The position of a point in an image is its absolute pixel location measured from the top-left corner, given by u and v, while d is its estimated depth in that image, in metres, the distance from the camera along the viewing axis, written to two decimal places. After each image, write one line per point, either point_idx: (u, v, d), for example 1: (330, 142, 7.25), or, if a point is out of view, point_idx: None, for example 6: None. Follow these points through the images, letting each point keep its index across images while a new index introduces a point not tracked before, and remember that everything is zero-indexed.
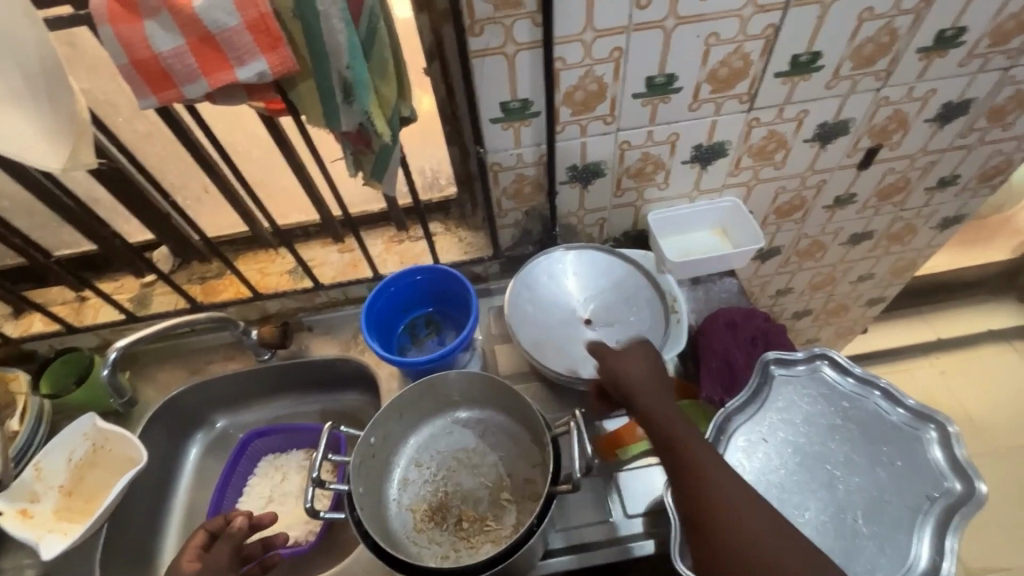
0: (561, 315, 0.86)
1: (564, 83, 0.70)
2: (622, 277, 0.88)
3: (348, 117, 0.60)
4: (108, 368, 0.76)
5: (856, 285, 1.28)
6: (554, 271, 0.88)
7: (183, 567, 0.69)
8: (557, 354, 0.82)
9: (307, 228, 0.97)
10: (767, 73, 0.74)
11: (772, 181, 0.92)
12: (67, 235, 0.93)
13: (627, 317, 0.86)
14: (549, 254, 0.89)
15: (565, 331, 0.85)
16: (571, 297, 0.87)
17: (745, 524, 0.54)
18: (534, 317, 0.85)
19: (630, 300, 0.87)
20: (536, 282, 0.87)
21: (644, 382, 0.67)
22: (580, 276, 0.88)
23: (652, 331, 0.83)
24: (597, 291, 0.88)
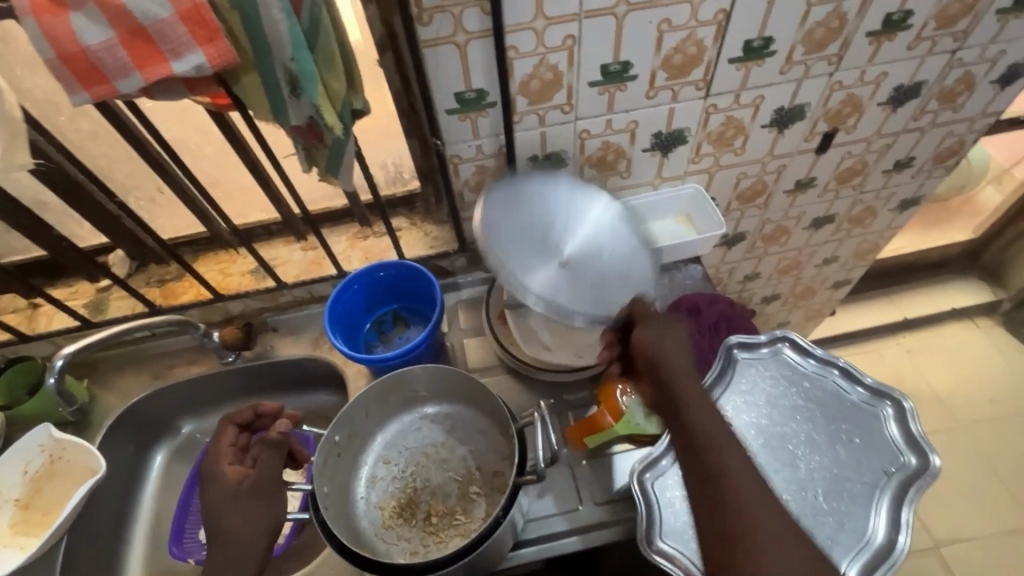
0: (535, 245, 0.73)
1: (518, 72, 0.70)
2: (600, 213, 0.78)
3: (297, 112, 0.59)
4: (53, 377, 0.75)
5: (821, 268, 1.31)
6: (524, 199, 0.76)
7: (227, 474, 0.65)
8: (539, 287, 0.69)
9: (268, 226, 0.95)
10: (721, 59, 0.74)
11: (732, 167, 0.92)
12: (15, 241, 0.90)
13: (609, 257, 0.76)
14: (518, 181, 0.76)
15: (543, 262, 0.72)
16: (544, 230, 0.75)
17: (768, 538, 0.53)
18: (505, 241, 0.70)
19: (609, 239, 0.77)
20: (503, 208, 0.74)
21: (684, 367, 0.66)
22: (553, 210, 0.76)
23: (642, 276, 0.76)
24: (575, 226, 0.76)
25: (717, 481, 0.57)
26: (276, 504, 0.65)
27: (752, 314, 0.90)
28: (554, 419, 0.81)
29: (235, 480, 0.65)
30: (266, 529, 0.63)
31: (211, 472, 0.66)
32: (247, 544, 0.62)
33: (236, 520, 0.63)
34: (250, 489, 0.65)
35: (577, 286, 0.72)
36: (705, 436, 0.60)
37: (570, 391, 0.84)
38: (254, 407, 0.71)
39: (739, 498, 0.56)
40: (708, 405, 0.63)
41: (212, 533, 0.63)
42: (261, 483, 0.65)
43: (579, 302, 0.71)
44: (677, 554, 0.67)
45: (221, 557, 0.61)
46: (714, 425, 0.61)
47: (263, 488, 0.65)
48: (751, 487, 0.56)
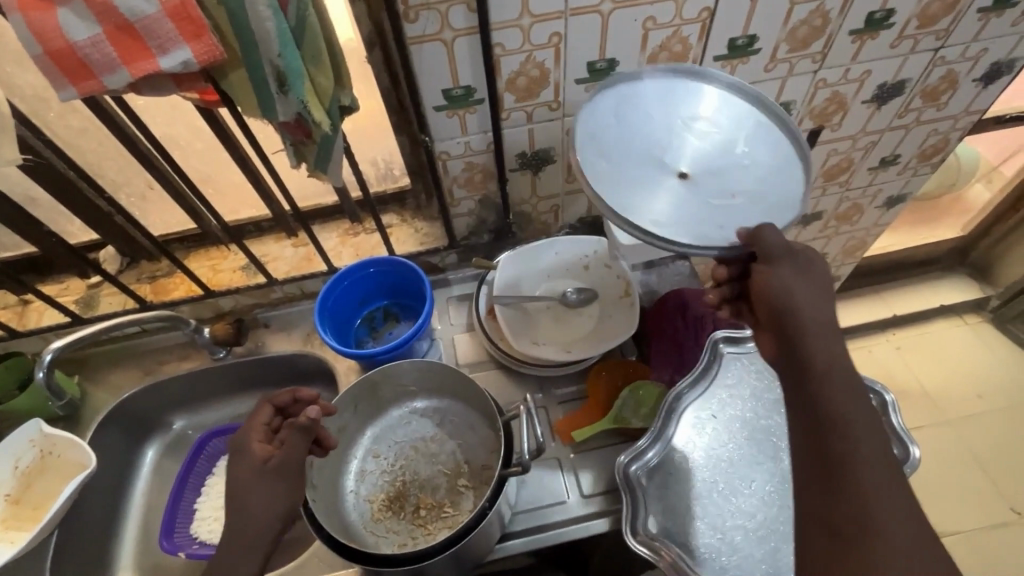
0: (649, 160, 0.64)
1: (505, 69, 0.71)
2: (723, 114, 0.68)
3: (284, 108, 0.59)
4: (42, 371, 0.75)
5: (810, 265, 1.32)
6: (633, 103, 0.67)
7: (255, 451, 0.64)
8: (653, 213, 0.60)
9: (258, 223, 0.95)
10: (706, 57, 0.75)
11: None
12: (5, 238, 0.90)
13: (738, 163, 0.65)
14: (624, 85, 0.68)
15: (657, 179, 0.63)
16: (658, 138, 0.66)
17: (888, 530, 0.49)
18: (613, 160, 0.63)
19: (736, 144, 0.67)
20: (608, 118, 0.65)
21: (818, 326, 0.58)
22: (670, 113, 0.68)
23: (775, 191, 0.63)
24: (695, 130, 0.67)
25: (838, 460, 0.53)
26: (294, 491, 0.63)
27: None
28: (542, 413, 0.82)
29: (260, 458, 0.64)
30: (280, 515, 0.62)
31: (240, 445, 0.65)
32: (261, 525, 0.61)
33: (254, 500, 0.62)
34: (272, 471, 0.63)
35: (701, 204, 0.62)
36: (831, 409, 0.55)
37: (559, 385, 0.85)
38: (293, 391, 0.69)
39: (858, 484, 0.51)
40: (843, 373, 0.56)
41: (231, 508, 0.62)
42: (284, 467, 0.63)
43: (684, 210, 0.61)
44: (662, 543, 0.68)
45: (236, 535, 0.61)
46: (846, 400, 0.55)
47: (284, 472, 0.63)
48: (877, 476, 0.51)
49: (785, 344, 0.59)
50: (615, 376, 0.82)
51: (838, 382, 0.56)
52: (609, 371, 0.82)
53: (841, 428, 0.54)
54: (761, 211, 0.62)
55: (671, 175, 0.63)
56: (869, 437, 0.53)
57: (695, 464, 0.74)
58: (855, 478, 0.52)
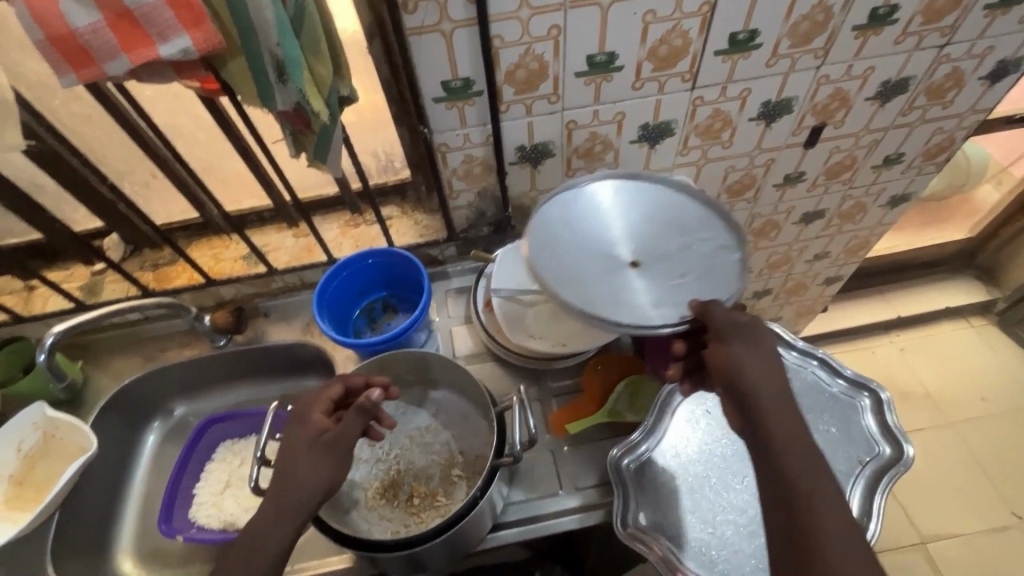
0: (602, 255, 0.69)
1: (504, 62, 0.71)
2: (661, 207, 0.74)
3: (283, 97, 0.59)
4: (43, 354, 0.76)
5: (812, 264, 1.31)
6: (585, 206, 0.73)
7: (314, 421, 0.64)
8: (608, 305, 0.65)
9: (260, 213, 0.96)
10: (707, 51, 0.75)
11: (721, 160, 0.93)
12: (12, 224, 0.91)
13: (682, 247, 0.71)
14: (573, 191, 0.74)
15: (610, 273, 0.68)
16: (604, 236, 0.71)
17: None
18: (568, 260, 0.68)
19: (679, 229, 0.73)
20: (562, 222, 0.72)
21: (773, 397, 0.59)
22: (618, 210, 0.73)
23: (710, 274, 0.69)
24: (639, 224, 0.73)
25: (804, 536, 0.53)
26: (340, 470, 0.62)
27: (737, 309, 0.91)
28: (537, 406, 0.83)
29: (318, 428, 0.63)
30: (322, 491, 0.60)
31: (302, 413, 0.66)
32: (304, 494, 0.59)
33: (303, 468, 0.61)
34: (326, 443, 0.62)
35: (652, 293, 0.67)
36: (792, 474, 0.55)
37: (555, 377, 0.85)
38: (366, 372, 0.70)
39: (826, 560, 0.51)
40: (800, 441, 0.57)
41: (281, 473, 0.61)
42: (337, 442, 0.63)
43: (627, 298, 0.66)
44: (653, 537, 0.69)
45: (278, 501, 0.59)
46: (807, 470, 0.55)
47: (336, 447, 0.63)
48: (845, 549, 0.51)
49: (743, 412, 0.60)
50: (609, 368, 0.82)
51: (798, 452, 0.56)
52: (603, 364, 0.83)
53: (805, 500, 0.54)
54: (705, 293, 0.67)
55: (622, 266, 0.69)
56: (833, 509, 0.53)
57: (688, 458, 0.75)
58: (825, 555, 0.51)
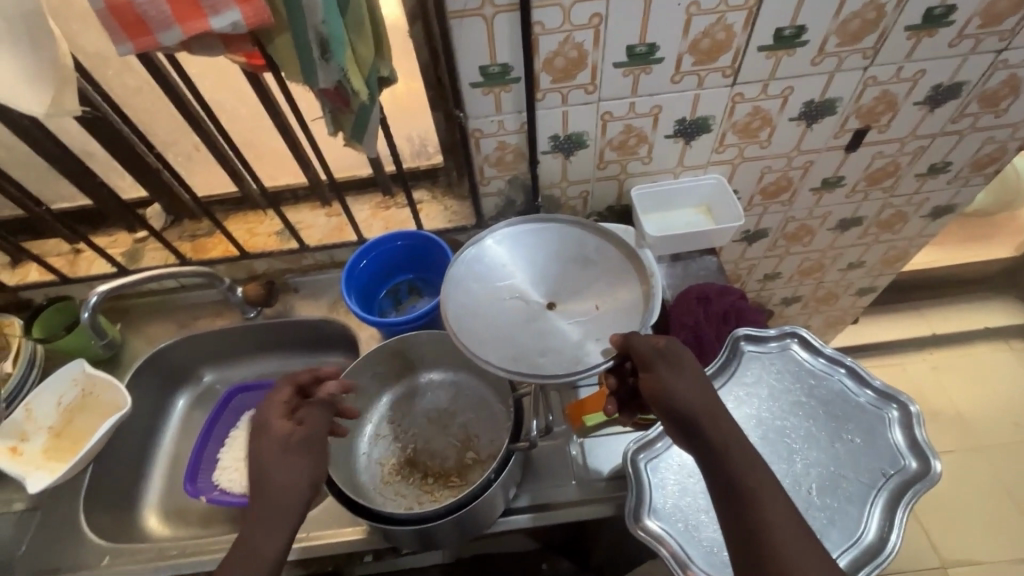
0: (518, 308, 0.70)
1: (543, 49, 0.71)
2: (560, 245, 0.75)
3: (325, 74, 0.61)
4: (87, 312, 0.79)
5: (845, 273, 1.28)
6: (496, 260, 0.74)
7: (277, 425, 0.60)
8: (537, 358, 0.65)
9: (295, 190, 0.98)
10: (750, 47, 0.73)
11: (757, 160, 0.91)
12: (64, 189, 0.95)
13: (592, 281, 0.72)
14: (479, 243, 0.75)
15: (529, 325, 0.69)
16: (513, 289, 0.72)
17: None
18: (488, 320, 0.68)
19: (587, 264, 0.74)
20: (478, 278, 0.72)
21: (706, 409, 0.59)
22: (527, 256, 0.74)
23: (618, 302, 0.70)
24: (541, 269, 0.73)
25: (760, 545, 0.51)
26: (323, 464, 0.61)
27: (765, 312, 0.89)
28: (557, 396, 0.84)
29: (286, 430, 0.60)
30: (311, 485, 0.59)
31: (260, 421, 0.61)
32: (290, 498, 0.57)
33: (279, 472, 0.57)
34: (301, 442, 0.60)
35: (570, 335, 0.68)
36: (738, 481, 0.55)
37: None
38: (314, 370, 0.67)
39: (781, 560, 0.50)
40: (740, 448, 0.57)
41: (257, 485, 0.57)
42: (312, 440, 0.61)
43: (551, 348, 0.66)
44: (664, 535, 0.68)
45: (266, 509, 0.56)
46: (749, 473, 0.55)
47: (313, 445, 0.61)
48: (798, 546, 0.51)
49: (682, 429, 0.60)
50: None
51: (738, 454, 0.56)
52: None
53: (751, 501, 0.54)
54: (618, 324, 0.68)
55: (539, 314, 0.70)
56: (778, 502, 0.53)
57: None
58: (779, 555, 0.50)
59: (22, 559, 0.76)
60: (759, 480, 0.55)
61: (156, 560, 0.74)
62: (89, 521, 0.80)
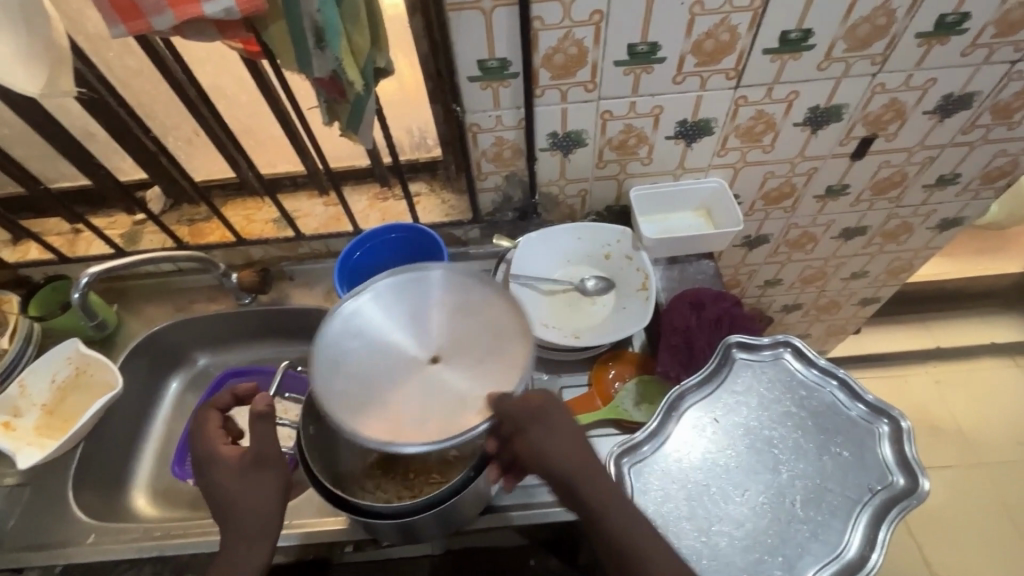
0: (395, 370, 0.61)
1: (543, 45, 0.70)
2: (448, 296, 0.66)
3: (320, 63, 0.61)
4: (77, 292, 0.80)
5: (848, 282, 1.26)
6: (370, 317, 0.65)
7: (227, 456, 0.63)
8: (408, 429, 0.57)
9: (294, 178, 0.98)
10: (755, 49, 0.72)
11: (760, 165, 0.90)
12: (65, 169, 0.96)
13: (477, 332, 0.63)
14: (358, 297, 0.66)
15: (407, 388, 0.60)
16: (391, 348, 0.63)
17: None
18: (362, 393, 0.60)
19: (474, 311, 0.65)
20: (350, 341, 0.63)
21: (581, 467, 0.60)
22: (407, 309, 0.65)
23: (500, 358, 0.61)
24: (424, 324, 0.64)
25: None
26: (280, 471, 0.63)
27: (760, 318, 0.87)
28: None
29: (234, 456, 0.63)
30: (276, 497, 0.62)
31: (208, 456, 0.64)
32: (261, 514, 0.61)
33: (246, 496, 0.61)
34: (251, 462, 0.62)
35: (447, 401, 0.59)
36: (623, 542, 0.58)
37: (568, 370, 0.86)
38: (232, 391, 0.70)
39: None
40: (616, 503, 0.59)
41: (228, 513, 0.61)
42: (260, 458, 0.62)
43: (423, 416, 0.58)
44: None
45: (242, 531, 0.60)
46: (632, 530, 0.58)
47: (263, 461, 0.62)
48: None
49: (562, 488, 0.60)
50: (624, 366, 0.85)
51: (615, 510, 0.59)
52: (618, 360, 0.86)
53: (635, 558, 0.57)
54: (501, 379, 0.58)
55: (419, 373, 0.61)
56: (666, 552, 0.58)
57: (690, 464, 0.72)
58: None
59: (11, 533, 0.77)
60: (641, 537, 0.58)
61: (140, 540, 0.74)
62: (78, 498, 0.80)
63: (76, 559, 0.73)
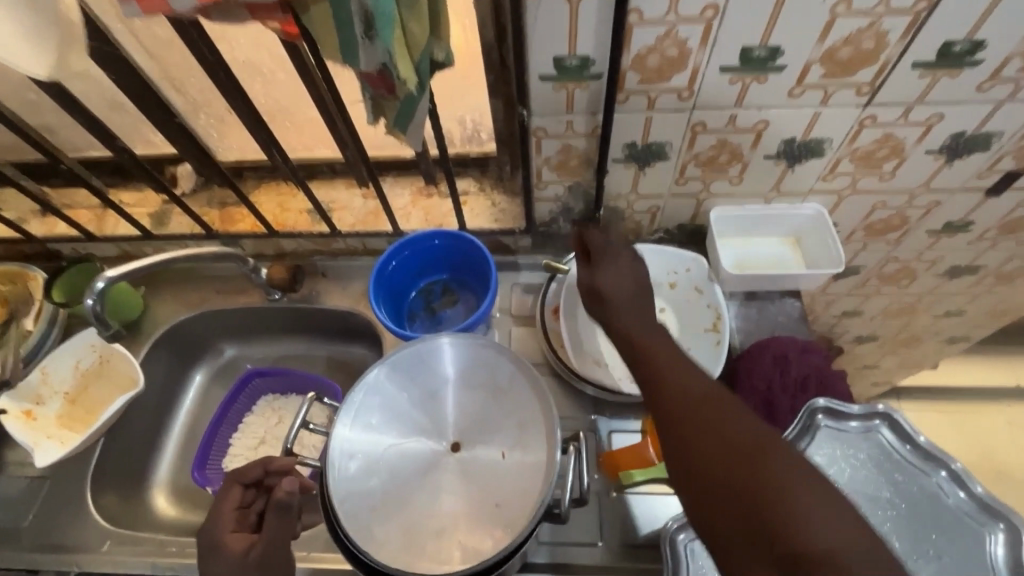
0: (416, 466, 0.61)
1: (636, 43, 0.57)
2: (462, 372, 0.65)
3: (368, 57, 0.50)
4: (92, 299, 0.66)
5: (938, 320, 1.11)
6: (375, 410, 0.62)
7: (231, 541, 0.60)
8: (430, 534, 0.57)
9: (332, 165, 0.89)
10: (902, 62, 0.57)
11: (871, 193, 0.76)
12: (94, 140, 0.90)
13: (493, 415, 0.63)
14: (369, 380, 0.62)
15: (432, 483, 0.61)
16: (408, 437, 0.62)
17: (708, 407, 0.48)
18: (382, 494, 0.59)
19: (488, 389, 0.64)
20: (362, 442, 0.60)
21: (617, 289, 0.63)
22: (417, 392, 0.64)
23: (519, 453, 0.60)
24: (438, 406, 0.64)
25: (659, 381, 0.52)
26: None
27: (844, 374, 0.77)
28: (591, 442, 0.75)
29: (240, 551, 0.59)
30: None
31: (212, 543, 0.61)
32: None
33: None
34: (256, 560, 0.58)
35: (465, 498, 0.60)
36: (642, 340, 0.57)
37: (617, 413, 0.77)
38: (263, 464, 0.67)
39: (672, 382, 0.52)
40: (642, 317, 0.60)
41: None
42: (266, 556, 0.58)
43: (444, 520, 0.58)
44: None
45: None
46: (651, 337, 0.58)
47: (268, 562, 0.58)
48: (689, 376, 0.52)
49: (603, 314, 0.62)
50: None
51: (640, 322, 0.60)
52: None
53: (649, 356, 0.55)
54: (530, 470, 0.58)
55: (438, 463, 0.62)
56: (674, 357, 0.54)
57: None
58: (673, 380, 0.52)
59: (29, 528, 0.75)
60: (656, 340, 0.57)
61: (155, 555, 0.71)
62: (96, 500, 0.78)
63: (89, 566, 0.72)
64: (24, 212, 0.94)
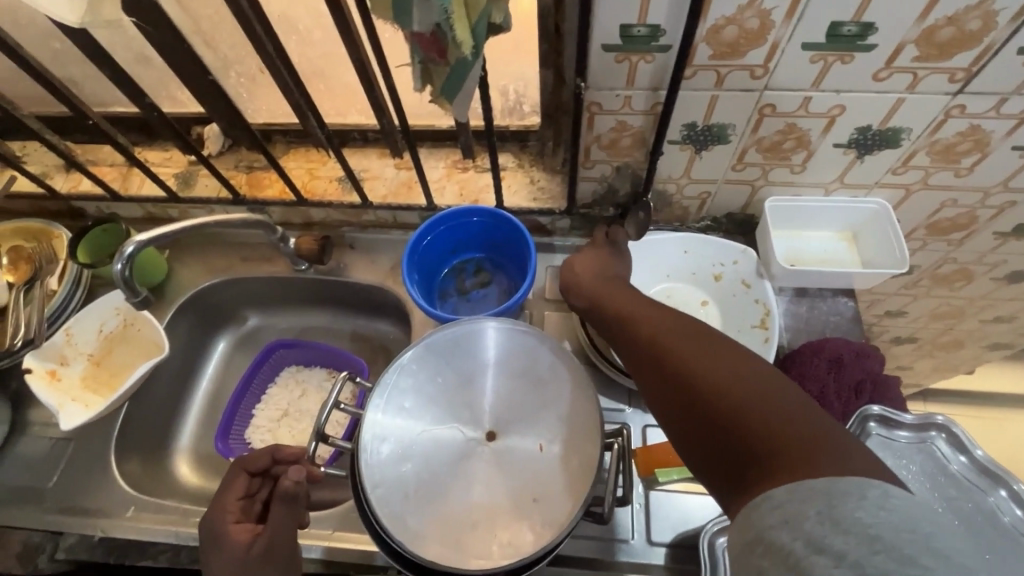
0: (451, 454, 0.59)
1: (714, 12, 0.52)
2: (500, 358, 0.62)
3: (422, 15, 0.46)
4: (121, 263, 0.64)
5: (985, 324, 1.06)
6: (409, 394, 0.60)
7: (235, 533, 0.59)
8: (464, 525, 0.56)
9: (365, 132, 0.85)
10: (1008, 46, 0.52)
11: (942, 190, 0.70)
12: (121, 95, 0.86)
13: (532, 407, 0.60)
14: (403, 363, 0.60)
15: (467, 474, 0.59)
16: (442, 424, 0.60)
17: (658, 335, 0.51)
18: (415, 481, 0.57)
19: (527, 379, 0.61)
20: (396, 426, 0.58)
21: (595, 264, 0.69)
22: (453, 377, 0.61)
23: (559, 448, 0.58)
24: (474, 393, 0.61)
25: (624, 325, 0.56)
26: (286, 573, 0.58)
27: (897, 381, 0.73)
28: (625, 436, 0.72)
29: (244, 543, 0.58)
30: None
31: (215, 533, 0.60)
32: None
33: None
34: (260, 553, 0.57)
35: (501, 491, 0.58)
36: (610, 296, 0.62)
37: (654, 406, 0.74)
38: (270, 453, 0.67)
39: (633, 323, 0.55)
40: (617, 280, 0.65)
41: None
42: (271, 549, 0.57)
43: (479, 513, 0.57)
44: None
45: None
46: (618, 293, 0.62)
47: (272, 554, 0.57)
48: (648, 316, 0.55)
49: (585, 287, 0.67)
50: None
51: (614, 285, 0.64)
52: None
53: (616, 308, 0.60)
54: (572, 468, 0.56)
55: (473, 453, 0.60)
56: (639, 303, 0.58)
57: None
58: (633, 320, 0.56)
59: (53, 489, 0.75)
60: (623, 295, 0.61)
61: (179, 525, 0.70)
62: (120, 465, 0.77)
63: (115, 532, 0.71)
64: (49, 167, 0.92)
